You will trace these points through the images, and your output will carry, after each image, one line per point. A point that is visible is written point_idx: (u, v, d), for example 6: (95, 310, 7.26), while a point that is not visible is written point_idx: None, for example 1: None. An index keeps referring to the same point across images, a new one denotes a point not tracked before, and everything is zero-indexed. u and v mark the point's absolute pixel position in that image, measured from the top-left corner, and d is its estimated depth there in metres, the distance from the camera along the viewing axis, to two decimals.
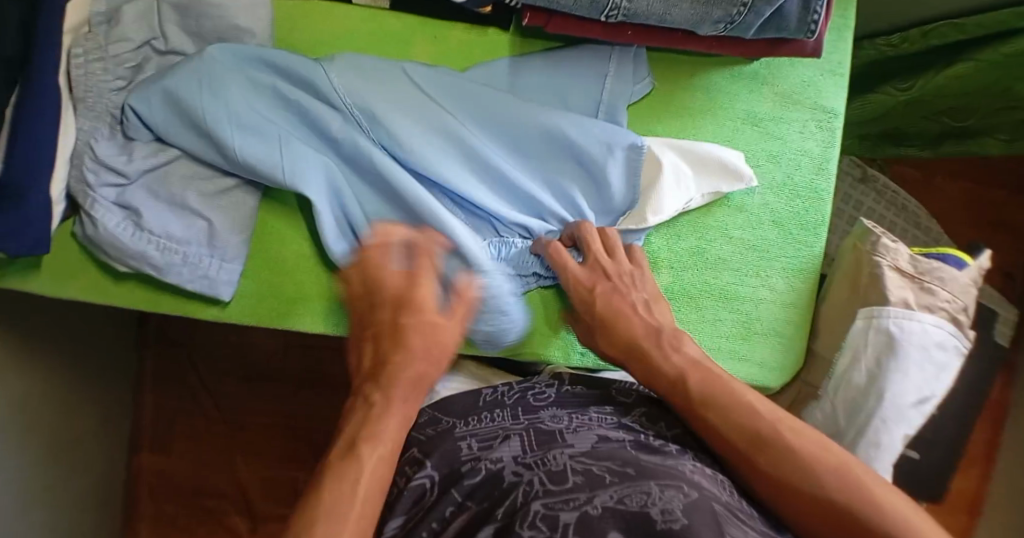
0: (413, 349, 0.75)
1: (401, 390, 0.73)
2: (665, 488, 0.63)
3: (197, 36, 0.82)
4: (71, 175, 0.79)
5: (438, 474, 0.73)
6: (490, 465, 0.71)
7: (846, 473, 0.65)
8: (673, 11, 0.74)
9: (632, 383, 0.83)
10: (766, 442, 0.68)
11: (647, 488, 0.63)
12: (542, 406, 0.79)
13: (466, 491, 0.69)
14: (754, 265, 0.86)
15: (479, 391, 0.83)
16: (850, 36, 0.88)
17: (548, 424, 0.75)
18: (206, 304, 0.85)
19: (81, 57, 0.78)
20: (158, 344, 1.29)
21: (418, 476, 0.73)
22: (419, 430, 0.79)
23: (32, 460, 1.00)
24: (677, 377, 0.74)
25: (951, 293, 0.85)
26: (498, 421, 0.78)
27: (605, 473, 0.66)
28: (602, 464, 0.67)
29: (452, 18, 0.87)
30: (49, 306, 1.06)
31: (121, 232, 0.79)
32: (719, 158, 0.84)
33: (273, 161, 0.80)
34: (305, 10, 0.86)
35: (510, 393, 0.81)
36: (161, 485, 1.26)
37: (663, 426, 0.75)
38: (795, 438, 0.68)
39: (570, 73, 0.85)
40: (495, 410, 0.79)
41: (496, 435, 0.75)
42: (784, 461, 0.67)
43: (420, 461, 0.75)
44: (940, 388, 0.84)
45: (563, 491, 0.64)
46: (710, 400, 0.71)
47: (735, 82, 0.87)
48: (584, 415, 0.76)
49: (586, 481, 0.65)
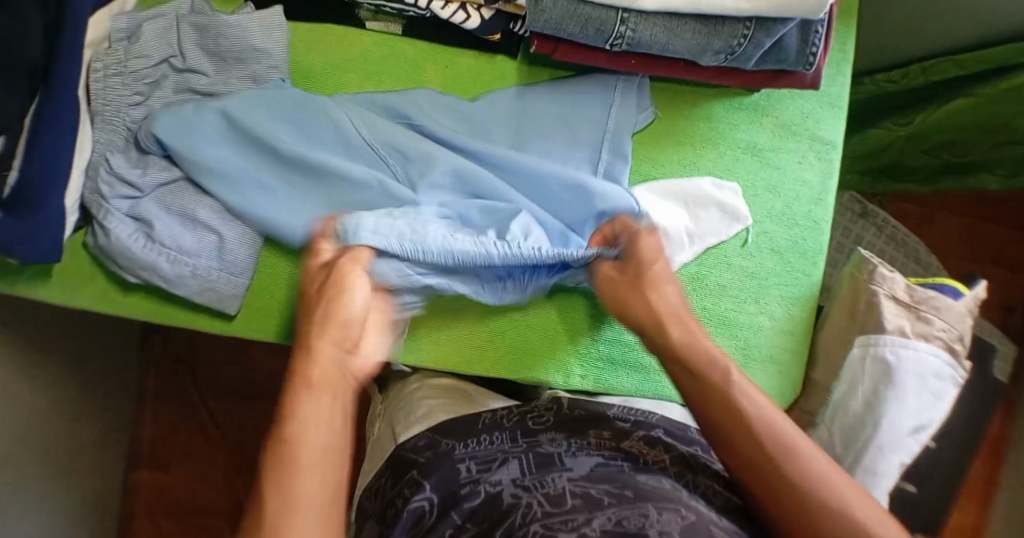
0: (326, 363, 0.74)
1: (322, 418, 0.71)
2: (663, 512, 0.64)
3: (214, 54, 0.84)
4: (86, 185, 0.81)
5: (437, 496, 0.73)
6: (490, 488, 0.72)
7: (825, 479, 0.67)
8: (676, 41, 0.76)
9: (630, 409, 0.84)
10: (762, 446, 0.70)
11: (645, 509, 0.64)
12: (542, 429, 0.80)
13: (465, 513, 0.70)
14: (753, 291, 0.87)
15: (478, 414, 0.83)
16: (848, 70, 0.90)
17: (546, 448, 0.76)
18: (211, 317, 0.86)
19: (100, 71, 0.81)
20: (161, 360, 1.30)
21: (416, 499, 0.73)
22: (417, 452, 0.80)
23: (32, 467, 1.01)
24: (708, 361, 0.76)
25: (947, 322, 0.86)
26: (496, 443, 0.79)
27: (603, 495, 0.67)
28: (601, 487, 0.68)
29: (461, 44, 0.89)
30: (55, 316, 1.08)
31: (132, 242, 0.80)
32: (717, 198, 0.87)
33: (275, 191, 0.83)
34: (319, 33, 0.89)
35: (510, 416, 0.82)
36: (159, 503, 1.26)
37: (661, 450, 0.76)
38: (788, 439, 0.70)
39: (572, 105, 0.88)
40: (494, 431, 0.80)
41: (494, 458, 0.76)
42: (772, 463, 0.69)
43: (419, 482, 0.75)
44: (936, 416, 0.85)
45: (561, 512, 0.65)
46: (716, 393, 0.74)
47: (735, 112, 0.89)
48: (582, 440, 0.77)
49: (584, 503, 0.66)
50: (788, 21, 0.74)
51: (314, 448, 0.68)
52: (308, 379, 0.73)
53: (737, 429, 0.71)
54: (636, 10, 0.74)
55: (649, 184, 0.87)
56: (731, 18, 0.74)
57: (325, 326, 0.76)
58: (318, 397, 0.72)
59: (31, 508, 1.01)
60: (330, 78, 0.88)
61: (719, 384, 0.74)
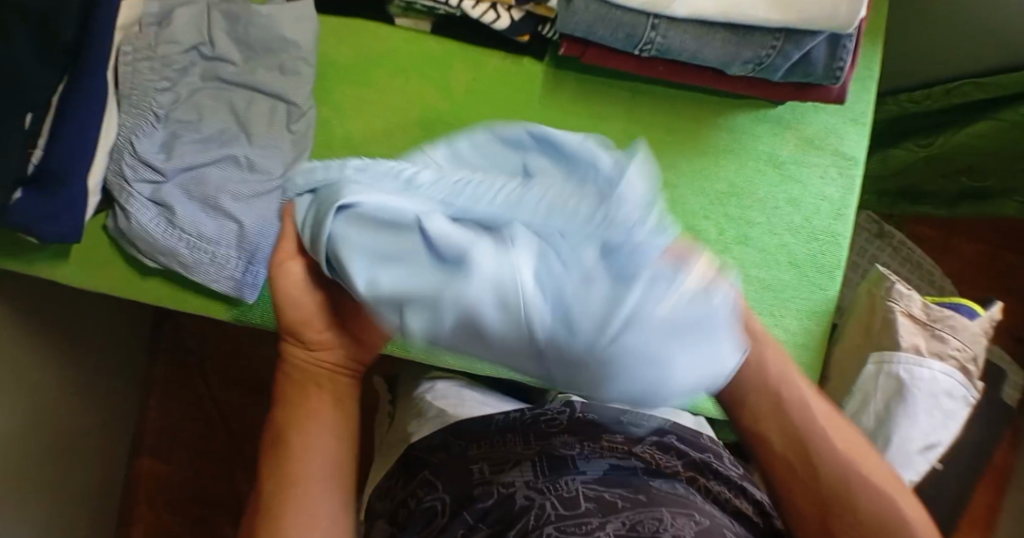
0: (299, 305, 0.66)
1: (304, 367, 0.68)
2: (676, 516, 0.65)
3: (245, 44, 0.85)
4: (109, 167, 0.82)
5: (449, 496, 0.74)
6: (502, 489, 0.72)
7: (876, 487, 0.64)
8: (705, 49, 0.76)
9: (643, 414, 0.82)
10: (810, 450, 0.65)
11: (659, 513, 0.65)
12: (555, 432, 0.78)
13: (477, 514, 0.71)
14: (770, 304, 0.87)
15: (491, 416, 0.82)
16: (873, 88, 0.90)
17: (561, 452, 0.75)
18: (227, 305, 0.86)
19: (130, 55, 0.81)
20: (170, 349, 1.30)
21: (428, 500, 0.74)
22: (431, 452, 0.80)
23: (38, 447, 1.01)
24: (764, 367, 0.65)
25: (961, 342, 0.86)
26: (510, 444, 0.79)
27: (617, 499, 0.68)
28: (614, 491, 0.69)
29: (488, 46, 0.89)
30: (68, 298, 1.08)
31: (153, 227, 0.81)
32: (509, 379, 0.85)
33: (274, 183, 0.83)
34: (349, 29, 0.90)
35: (524, 418, 0.80)
36: (159, 492, 1.26)
37: (675, 456, 0.77)
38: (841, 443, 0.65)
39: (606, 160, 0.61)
40: (507, 434, 0.79)
41: (508, 459, 0.76)
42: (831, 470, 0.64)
43: (432, 483, 0.76)
44: (946, 436, 0.85)
45: (574, 515, 0.66)
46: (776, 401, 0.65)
47: (759, 124, 0.90)
48: (596, 442, 0.77)
49: (598, 507, 0.67)
50: (818, 34, 0.74)
51: (320, 517, 0.65)
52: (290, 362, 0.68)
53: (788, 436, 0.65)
54: (668, 17, 0.74)
55: (669, 193, 0.88)
56: (760, 30, 0.75)
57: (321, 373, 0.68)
58: (306, 446, 0.66)
59: (33, 489, 1.01)
60: (359, 74, 0.89)
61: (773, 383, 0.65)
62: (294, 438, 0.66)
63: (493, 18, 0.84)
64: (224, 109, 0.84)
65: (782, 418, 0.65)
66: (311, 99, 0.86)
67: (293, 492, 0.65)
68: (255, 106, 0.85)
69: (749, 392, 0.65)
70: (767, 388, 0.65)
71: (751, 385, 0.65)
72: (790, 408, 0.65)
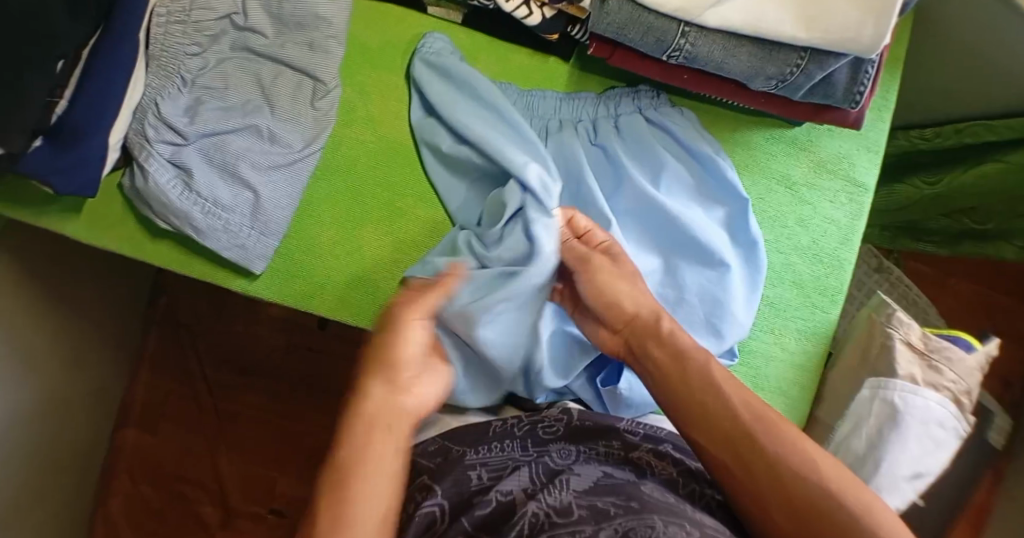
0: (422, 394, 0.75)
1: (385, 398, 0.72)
2: (668, 524, 0.66)
3: (276, 18, 0.85)
4: (131, 126, 0.82)
5: (448, 503, 0.74)
6: (501, 496, 0.73)
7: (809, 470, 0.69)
8: (730, 61, 0.77)
9: (640, 423, 0.82)
10: (728, 438, 0.72)
11: (652, 521, 0.66)
12: (552, 440, 0.80)
13: (475, 521, 0.71)
14: (769, 321, 0.89)
15: (488, 422, 0.82)
16: (888, 118, 0.92)
17: (557, 462, 0.77)
18: (233, 274, 0.87)
19: (163, 17, 0.82)
20: (163, 322, 1.30)
21: (426, 504, 0.73)
22: (429, 458, 0.79)
23: (28, 402, 1.01)
24: (672, 362, 0.77)
25: (957, 375, 0.87)
26: (508, 450, 0.79)
27: (609, 507, 0.69)
28: (606, 498, 0.70)
29: (517, 42, 0.90)
30: (70, 261, 1.08)
31: (170, 188, 0.81)
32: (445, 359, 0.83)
33: (284, 155, 0.84)
34: (380, 13, 0.90)
35: (521, 424, 0.81)
36: (140, 463, 1.25)
37: (669, 463, 0.77)
38: (763, 430, 0.72)
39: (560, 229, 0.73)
40: (504, 440, 0.80)
41: (506, 466, 0.77)
42: (752, 455, 0.71)
43: (430, 487, 0.75)
44: (935, 466, 0.87)
45: (568, 522, 0.68)
46: (693, 388, 0.75)
47: (774, 144, 0.91)
48: (591, 450, 0.78)
49: (591, 514, 0.68)
50: (841, 57, 0.76)
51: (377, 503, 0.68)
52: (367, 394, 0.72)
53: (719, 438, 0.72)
54: (698, 25, 0.75)
55: (742, 165, 0.90)
56: (787, 46, 0.76)
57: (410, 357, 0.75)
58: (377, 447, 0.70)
59: (16, 448, 1.00)
60: (385, 58, 0.90)
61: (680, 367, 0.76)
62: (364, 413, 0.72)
63: (525, 13, 0.83)
64: (250, 84, 0.85)
65: (706, 401, 0.74)
66: (337, 77, 0.87)
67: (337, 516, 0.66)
68: (276, 80, 0.85)
69: (723, 413, 0.73)
70: (704, 385, 0.75)
71: (692, 403, 0.74)
72: (714, 394, 0.74)
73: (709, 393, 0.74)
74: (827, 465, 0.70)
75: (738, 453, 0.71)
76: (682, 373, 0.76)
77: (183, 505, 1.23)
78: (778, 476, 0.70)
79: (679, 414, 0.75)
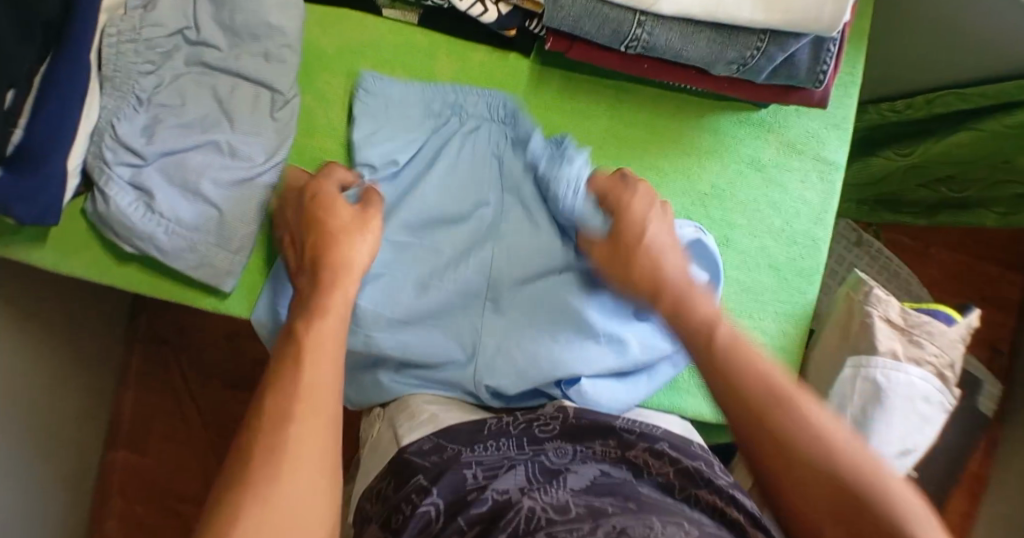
0: (319, 343, 0.70)
1: (302, 364, 0.68)
2: (667, 524, 0.63)
3: (229, 30, 0.83)
4: (89, 149, 0.81)
5: (444, 501, 0.71)
6: (496, 495, 0.69)
7: (836, 452, 0.63)
8: (689, 48, 0.76)
9: (636, 421, 0.82)
10: (760, 408, 0.66)
11: (650, 520, 0.63)
12: (548, 438, 0.78)
13: (470, 519, 0.68)
14: (747, 305, 0.88)
15: (483, 421, 0.80)
16: (855, 93, 0.91)
17: (552, 461, 0.74)
18: (205, 292, 0.86)
19: (114, 37, 0.81)
20: (145, 340, 1.28)
21: (423, 504, 0.70)
22: (424, 456, 0.76)
23: (14, 432, 1.00)
24: (708, 319, 0.72)
25: (939, 348, 0.87)
26: (503, 450, 0.76)
27: (607, 505, 0.66)
28: (604, 498, 0.67)
29: (476, 40, 0.89)
30: (46, 287, 1.07)
31: (131, 211, 0.80)
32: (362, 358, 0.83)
33: (243, 170, 0.83)
34: (335, 18, 0.89)
35: (516, 423, 0.80)
36: (132, 484, 1.24)
37: (665, 463, 0.75)
38: (796, 401, 0.66)
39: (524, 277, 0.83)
40: (500, 439, 0.78)
41: (501, 464, 0.74)
42: (783, 431, 0.65)
43: (426, 488, 0.72)
44: (922, 441, 0.87)
45: (565, 519, 0.64)
46: (730, 352, 0.69)
47: (741, 127, 0.90)
48: (587, 448, 0.76)
49: (588, 511, 0.65)
50: (801, 37, 0.75)
51: (305, 485, 0.63)
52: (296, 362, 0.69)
53: (752, 408, 0.66)
54: (654, 14, 0.74)
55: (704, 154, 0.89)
56: (745, 29, 0.75)
57: (344, 314, 0.74)
58: (310, 419, 0.66)
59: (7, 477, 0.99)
60: (344, 64, 0.89)
61: (715, 338, 0.71)
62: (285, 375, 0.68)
63: (481, 11, 0.82)
64: (207, 99, 0.84)
65: (733, 369, 0.68)
66: (295, 86, 0.86)
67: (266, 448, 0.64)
68: (233, 93, 0.84)
69: (745, 382, 0.67)
70: (738, 354, 0.69)
71: (731, 367, 0.69)
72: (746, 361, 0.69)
73: (744, 359, 0.69)
74: (827, 415, 0.66)
75: (757, 418, 0.66)
76: (708, 344, 0.71)
77: (178, 522, 1.22)
78: (805, 464, 0.63)
79: (713, 381, 0.69)
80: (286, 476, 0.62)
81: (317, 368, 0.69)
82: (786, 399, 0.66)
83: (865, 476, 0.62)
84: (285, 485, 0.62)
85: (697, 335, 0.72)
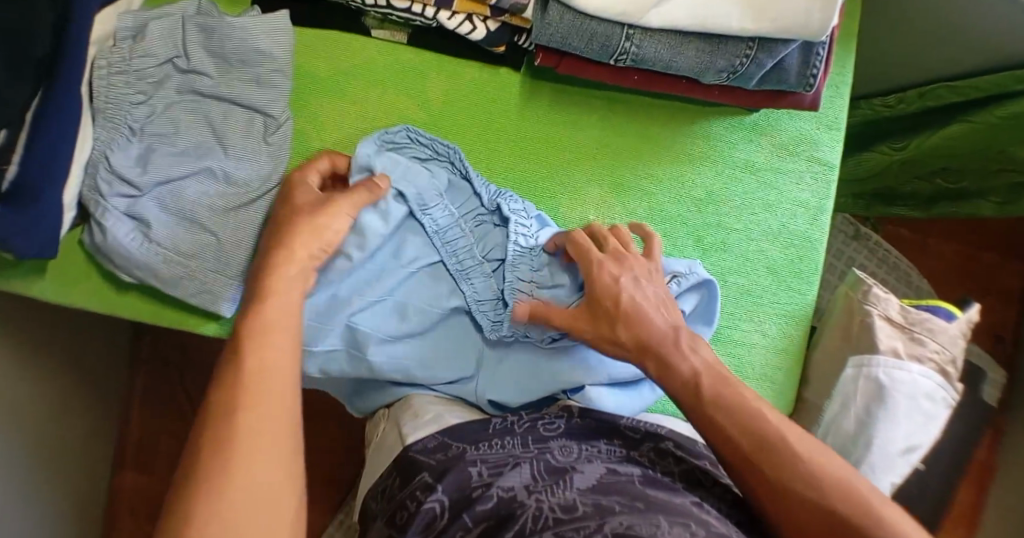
0: (266, 322, 0.70)
1: (253, 344, 0.68)
2: (673, 525, 0.63)
3: (219, 56, 0.84)
4: (84, 182, 0.81)
5: (449, 499, 0.70)
6: (503, 492, 0.69)
7: (833, 481, 0.68)
8: (679, 59, 0.76)
9: (640, 420, 0.81)
10: (754, 444, 0.70)
11: (656, 520, 0.63)
12: (553, 437, 0.77)
13: (477, 516, 0.67)
14: (747, 309, 0.88)
15: (488, 420, 0.80)
16: (847, 93, 0.91)
17: (558, 458, 0.73)
18: (206, 319, 0.87)
19: (105, 69, 0.81)
20: (148, 362, 1.29)
21: (428, 500, 0.70)
22: (429, 455, 0.76)
23: (23, 462, 1.00)
24: (692, 375, 0.74)
25: (940, 344, 0.87)
26: (508, 448, 0.76)
27: (615, 504, 0.65)
28: (611, 498, 0.66)
29: (465, 56, 0.89)
30: (48, 315, 1.07)
31: (129, 242, 0.81)
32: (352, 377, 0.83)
33: (238, 196, 0.84)
34: (324, 40, 0.89)
35: (521, 423, 0.79)
36: (141, 506, 1.24)
37: (671, 462, 0.75)
38: (789, 439, 0.70)
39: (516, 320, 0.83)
40: (505, 437, 0.77)
41: (506, 462, 0.73)
42: (781, 467, 0.69)
43: (431, 485, 0.72)
44: (927, 437, 0.87)
45: (572, 519, 0.64)
46: (719, 399, 0.72)
47: (735, 131, 0.90)
48: (593, 447, 0.75)
49: (595, 510, 0.64)
50: (790, 43, 0.75)
51: (267, 467, 0.63)
52: (248, 345, 0.68)
53: (748, 450, 0.70)
54: (642, 27, 0.74)
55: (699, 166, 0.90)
56: (734, 38, 0.75)
57: (297, 296, 0.74)
58: (266, 402, 0.66)
59: (19, 509, 1.00)
60: (335, 85, 0.89)
61: (707, 389, 0.73)
62: (240, 356, 0.68)
63: (470, 28, 0.83)
64: (200, 126, 0.84)
65: (725, 411, 0.72)
66: (287, 111, 0.86)
67: (219, 433, 0.64)
68: (226, 119, 0.84)
69: (734, 435, 0.71)
70: (728, 405, 0.72)
71: (720, 411, 0.72)
72: (734, 405, 0.72)
73: (732, 400, 0.72)
74: (809, 443, 0.70)
75: (748, 460, 0.70)
76: (704, 403, 0.73)
77: None
78: (803, 499, 0.67)
79: (708, 429, 0.72)
80: (239, 459, 0.62)
81: (274, 346, 0.69)
82: (777, 440, 0.70)
83: (856, 500, 0.67)
84: (243, 467, 0.62)
85: (689, 393, 0.74)
